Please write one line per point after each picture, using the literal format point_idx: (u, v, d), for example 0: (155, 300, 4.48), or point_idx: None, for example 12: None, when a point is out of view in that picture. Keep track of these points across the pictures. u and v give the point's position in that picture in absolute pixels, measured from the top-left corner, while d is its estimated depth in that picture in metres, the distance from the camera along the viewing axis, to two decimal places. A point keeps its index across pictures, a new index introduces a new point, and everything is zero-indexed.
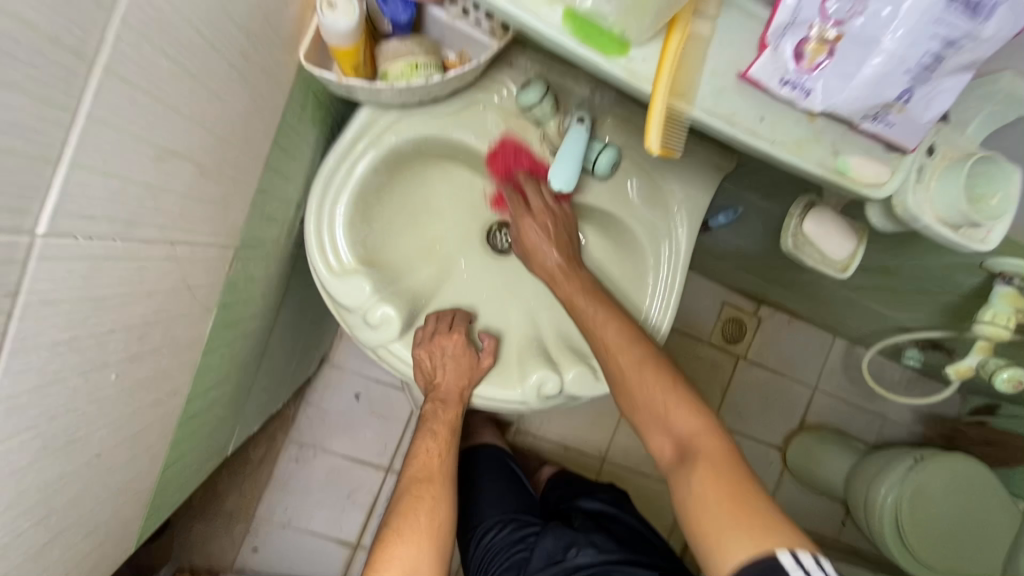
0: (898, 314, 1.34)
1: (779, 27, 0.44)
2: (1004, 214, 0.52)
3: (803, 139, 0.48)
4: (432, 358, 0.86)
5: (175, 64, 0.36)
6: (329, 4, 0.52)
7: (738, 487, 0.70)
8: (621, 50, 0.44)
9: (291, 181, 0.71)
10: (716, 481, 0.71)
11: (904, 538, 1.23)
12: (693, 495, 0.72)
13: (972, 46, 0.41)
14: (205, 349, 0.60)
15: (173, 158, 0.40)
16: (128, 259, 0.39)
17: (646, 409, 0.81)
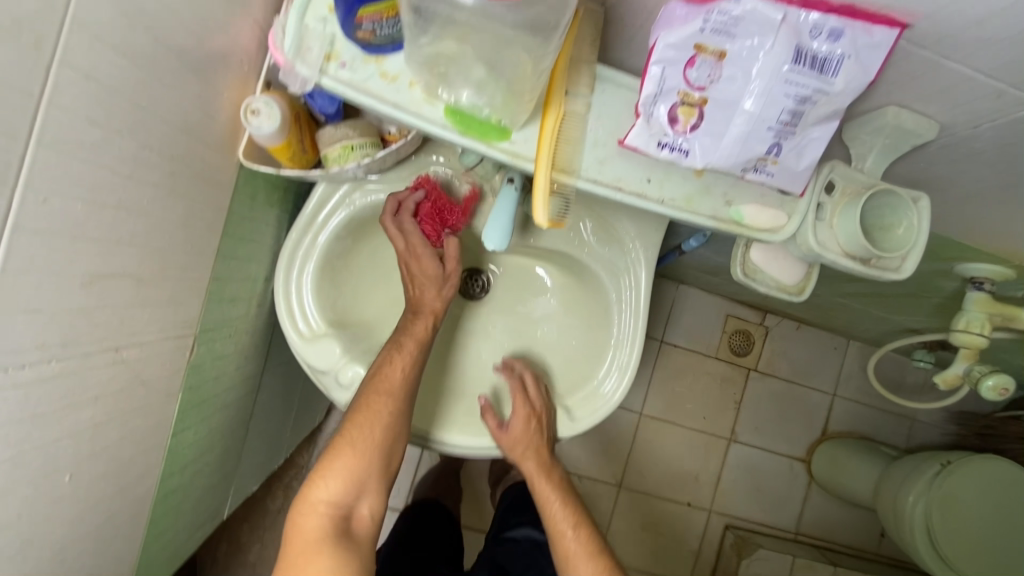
0: (903, 317, 1.27)
1: (648, 96, 0.46)
2: (917, 243, 0.52)
3: (692, 194, 0.51)
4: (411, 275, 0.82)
5: (93, 203, 0.41)
6: (253, 112, 0.57)
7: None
8: (502, 134, 0.48)
9: (253, 261, 0.76)
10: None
11: (938, 549, 1.15)
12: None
13: (827, 100, 0.43)
14: (175, 431, 0.65)
15: (104, 279, 0.45)
16: (68, 377, 0.44)
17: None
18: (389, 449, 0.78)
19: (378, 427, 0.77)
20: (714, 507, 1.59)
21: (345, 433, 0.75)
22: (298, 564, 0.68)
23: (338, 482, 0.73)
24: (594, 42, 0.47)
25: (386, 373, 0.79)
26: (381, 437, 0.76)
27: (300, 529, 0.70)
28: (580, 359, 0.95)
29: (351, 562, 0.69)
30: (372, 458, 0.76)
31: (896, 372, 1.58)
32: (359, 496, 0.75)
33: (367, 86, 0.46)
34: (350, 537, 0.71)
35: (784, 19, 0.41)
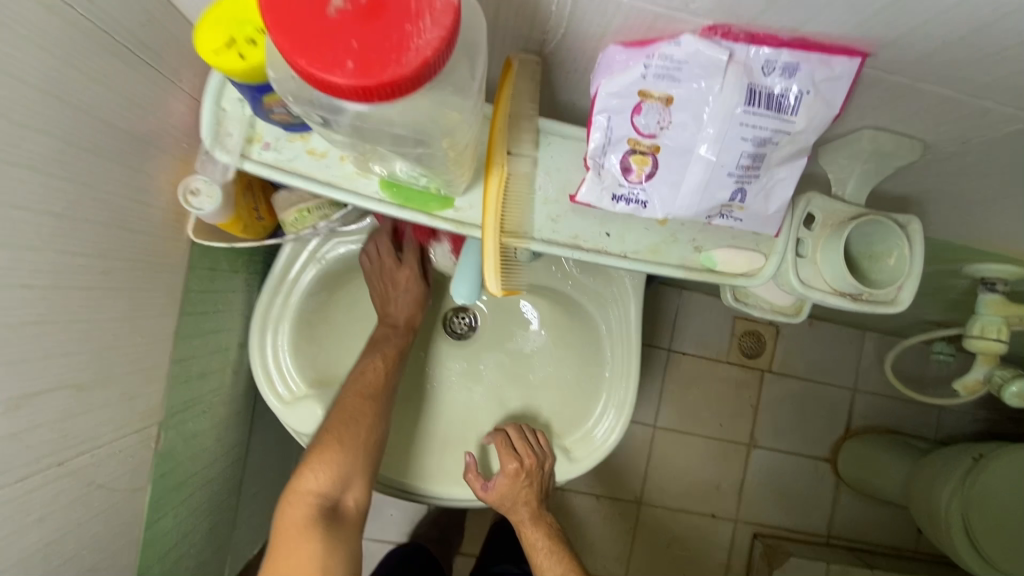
0: (920, 312, 1.18)
1: (596, 148, 0.42)
2: (911, 273, 0.47)
3: (657, 243, 0.47)
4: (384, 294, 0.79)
5: (6, 325, 0.39)
6: (192, 193, 0.54)
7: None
8: (444, 203, 0.45)
9: (222, 330, 0.73)
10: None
11: (982, 551, 1.08)
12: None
13: (790, 139, 0.39)
14: (149, 523, 0.62)
15: (33, 399, 0.42)
16: (5, 506, 0.42)
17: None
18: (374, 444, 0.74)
19: (365, 424, 0.73)
20: (739, 517, 1.52)
21: (331, 428, 0.71)
22: (285, 553, 0.65)
23: (326, 475, 0.69)
24: (534, 94, 0.44)
25: (372, 376, 0.76)
26: (369, 435, 0.72)
27: (288, 521, 0.67)
28: (575, 396, 0.90)
29: (337, 551, 0.67)
30: (360, 452, 0.72)
31: (917, 365, 1.51)
32: (347, 489, 0.71)
33: (294, 165, 0.43)
34: (338, 528, 0.68)
35: (731, 59, 0.37)
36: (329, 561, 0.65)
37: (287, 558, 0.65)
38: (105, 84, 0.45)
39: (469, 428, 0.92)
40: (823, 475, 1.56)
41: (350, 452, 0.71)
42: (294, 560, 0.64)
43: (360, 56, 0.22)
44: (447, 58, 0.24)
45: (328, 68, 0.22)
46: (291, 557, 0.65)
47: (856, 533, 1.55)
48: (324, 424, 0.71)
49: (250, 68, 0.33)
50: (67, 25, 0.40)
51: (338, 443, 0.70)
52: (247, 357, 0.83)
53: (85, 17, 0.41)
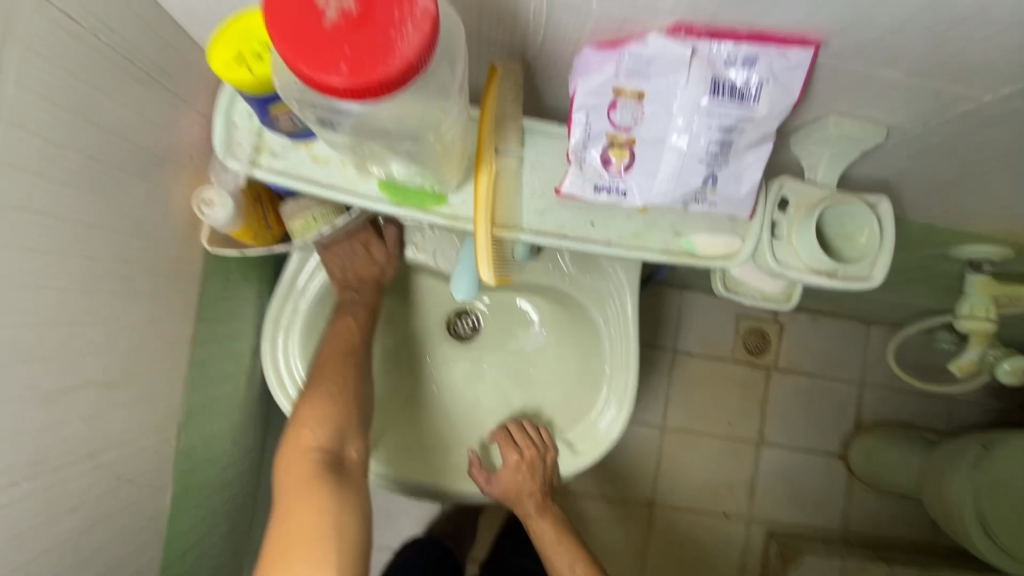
0: (919, 301, 1.19)
1: (577, 143, 0.45)
2: (882, 249, 0.50)
3: (640, 231, 0.50)
4: (338, 261, 0.80)
5: (41, 325, 0.42)
6: (205, 205, 0.58)
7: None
8: (439, 200, 0.48)
9: (235, 337, 0.77)
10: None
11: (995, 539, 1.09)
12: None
13: (754, 126, 0.42)
14: (170, 520, 0.65)
15: (65, 394, 0.46)
16: (40, 495, 0.45)
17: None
18: (363, 398, 0.75)
19: (350, 374, 0.74)
20: (752, 515, 1.52)
21: (320, 383, 0.72)
22: (295, 508, 0.64)
23: (323, 430, 0.69)
24: (518, 96, 0.48)
25: (345, 334, 0.77)
26: (356, 389, 0.73)
27: (293, 477, 0.66)
28: (577, 392, 0.92)
29: (348, 496, 0.66)
30: (353, 404, 0.72)
31: (921, 355, 1.52)
32: (346, 440, 0.71)
33: (299, 170, 0.47)
34: (346, 475, 0.68)
35: (694, 55, 0.41)
36: (341, 507, 0.65)
37: (297, 510, 0.64)
38: (127, 105, 0.49)
39: (476, 425, 0.94)
40: (834, 470, 1.56)
41: (343, 405, 0.72)
42: (306, 509, 0.64)
43: (353, 62, 0.26)
44: (428, 59, 0.28)
45: (323, 72, 0.26)
46: (302, 508, 0.64)
47: (873, 529, 1.55)
48: (308, 384, 0.72)
49: (259, 80, 0.36)
50: (92, 51, 0.44)
51: (331, 398, 0.72)
52: (260, 365, 0.86)
53: (108, 45, 0.46)
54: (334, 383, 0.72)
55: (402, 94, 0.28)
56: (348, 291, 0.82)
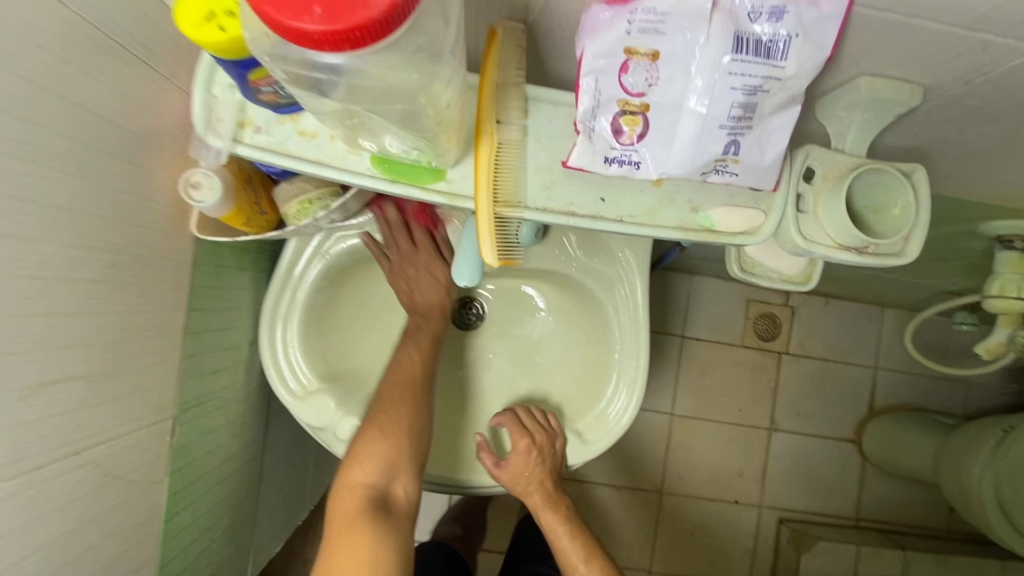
0: (938, 281, 1.15)
1: (586, 111, 0.42)
2: (917, 221, 0.46)
3: (654, 206, 0.46)
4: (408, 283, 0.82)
5: (14, 316, 0.40)
6: (192, 186, 0.55)
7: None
8: (436, 176, 0.45)
9: (231, 328, 0.74)
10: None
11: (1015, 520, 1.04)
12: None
13: (781, 86, 0.39)
14: (168, 517, 0.63)
15: (45, 389, 0.43)
16: (21, 496, 0.42)
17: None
18: (419, 432, 0.75)
19: (408, 409, 0.75)
20: (765, 503, 1.49)
21: (377, 417, 0.73)
22: (340, 543, 0.66)
23: (373, 466, 0.71)
24: (520, 61, 0.44)
25: (409, 365, 0.78)
26: (415, 423, 0.74)
27: (340, 514, 0.68)
28: (586, 380, 0.89)
29: (390, 539, 0.67)
30: (407, 438, 0.73)
31: (939, 338, 1.47)
32: (394, 477, 0.71)
33: (285, 146, 0.43)
34: (391, 517, 0.69)
35: (714, 7, 0.37)
36: (383, 552, 0.66)
37: (344, 548, 0.65)
38: (101, 79, 0.46)
39: (482, 414, 0.92)
40: (848, 456, 1.53)
41: (395, 440, 0.72)
42: (350, 547, 0.65)
43: (329, 3, 0.23)
44: (414, 6, 0.24)
45: (294, 15, 0.22)
46: (347, 545, 0.65)
47: (889, 516, 1.52)
48: (369, 415, 0.73)
49: (232, 40, 0.32)
50: (59, 19, 0.41)
51: (384, 433, 0.72)
52: (258, 356, 0.83)
53: (77, 13, 0.42)
54: (391, 417, 0.73)
55: (385, 45, 0.24)
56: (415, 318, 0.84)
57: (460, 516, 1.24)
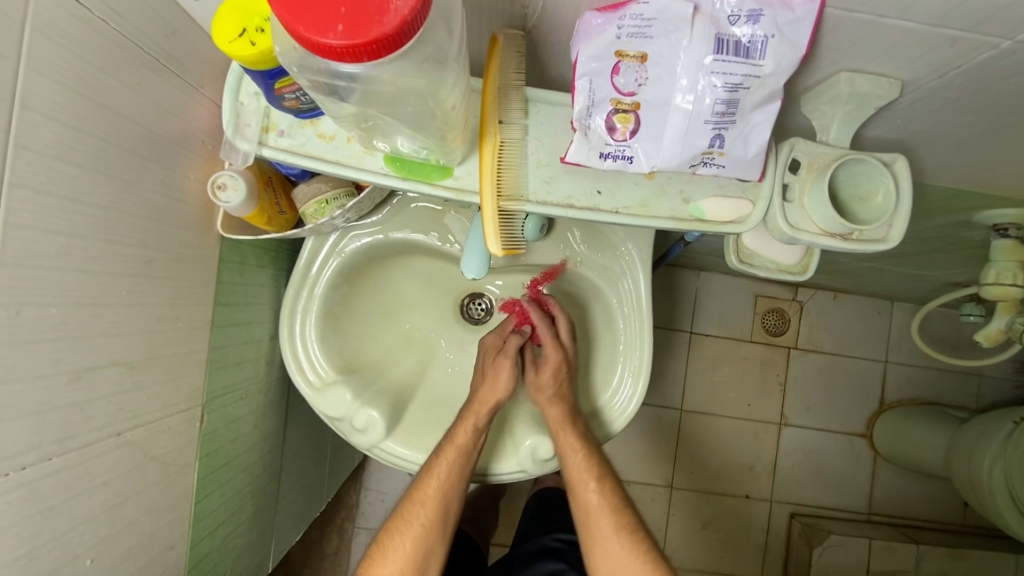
0: (942, 273, 1.16)
1: (582, 110, 0.45)
2: (898, 208, 0.49)
3: (647, 197, 0.50)
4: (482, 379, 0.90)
5: (66, 307, 0.44)
6: (219, 187, 0.60)
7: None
8: (444, 173, 0.49)
9: (254, 323, 0.78)
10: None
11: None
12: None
13: (761, 83, 0.42)
14: (198, 499, 0.67)
15: (91, 373, 0.47)
16: (70, 471, 0.46)
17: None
18: (423, 556, 0.84)
19: (420, 532, 0.84)
20: (774, 496, 1.51)
21: (388, 536, 0.84)
22: None
23: None
24: (520, 66, 0.48)
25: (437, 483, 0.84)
26: (418, 548, 0.83)
27: None
28: (592, 370, 0.92)
29: None
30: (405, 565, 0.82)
31: (948, 330, 1.48)
32: None
33: (306, 148, 0.47)
34: None
35: (696, 12, 0.40)
36: None
37: None
38: (137, 90, 0.50)
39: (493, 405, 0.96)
40: (858, 449, 1.53)
41: (395, 562, 0.82)
42: None
43: (349, 20, 0.26)
44: (422, 20, 0.27)
45: (320, 31, 0.26)
46: None
47: (901, 510, 1.52)
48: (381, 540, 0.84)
49: (260, 53, 0.36)
50: (102, 36, 0.45)
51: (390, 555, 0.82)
52: (279, 351, 0.88)
53: (117, 30, 0.47)
54: (405, 539, 0.83)
55: (397, 55, 0.28)
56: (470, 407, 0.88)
57: (472, 504, 1.28)
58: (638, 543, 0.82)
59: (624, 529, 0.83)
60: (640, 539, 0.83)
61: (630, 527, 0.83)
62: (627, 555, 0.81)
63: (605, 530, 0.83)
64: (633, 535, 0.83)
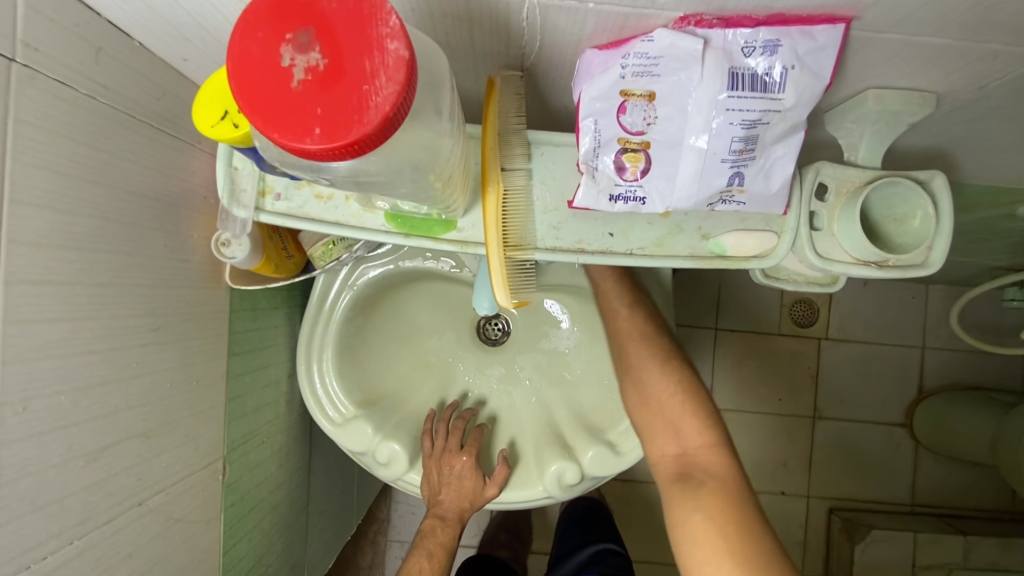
0: (984, 260, 1.09)
1: (588, 151, 0.42)
2: (939, 230, 0.45)
3: (663, 236, 0.47)
4: (440, 482, 0.88)
5: (74, 391, 0.43)
6: (224, 244, 0.58)
7: (736, 507, 0.58)
8: (447, 226, 0.46)
9: (268, 363, 0.78)
10: (720, 507, 0.58)
11: None
12: (688, 516, 0.59)
13: (782, 116, 0.38)
14: (226, 549, 0.67)
15: (107, 451, 0.47)
16: (94, 549, 0.47)
17: (656, 411, 0.67)
18: None
19: None
20: (812, 492, 1.46)
21: None
22: None
23: None
24: (519, 108, 0.45)
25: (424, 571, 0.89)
26: None
27: None
28: (616, 390, 0.90)
29: None
30: None
31: (988, 313, 1.40)
32: None
33: (304, 210, 0.46)
34: None
35: (707, 46, 0.37)
36: None
37: None
38: (131, 158, 0.49)
39: (516, 429, 0.95)
40: (899, 441, 1.47)
41: None
42: None
43: (326, 121, 0.24)
44: (407, 108, 0.25)
45: (295, 136, 0.24)
46: None
47: (946, 500, 1.46)
48: None
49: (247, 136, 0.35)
50: (91, 113, 0.44)
51: None
52: (297, 386, 0.87)
53: (105, 103, 0.46)
54: None
55: (383, 148, 0.26)
56: (433, 517, 0.90)
57: (504, 523, 1.27)
58: (680, 373, 0.67)
59: (663, 358, 0.68)
60: (680, 370, 0.67)
61: (668, 356, 0.68)
62: (666, 387, 0.66)
63: (641, 359, 0.68)
64: (675, 366, 0.68)
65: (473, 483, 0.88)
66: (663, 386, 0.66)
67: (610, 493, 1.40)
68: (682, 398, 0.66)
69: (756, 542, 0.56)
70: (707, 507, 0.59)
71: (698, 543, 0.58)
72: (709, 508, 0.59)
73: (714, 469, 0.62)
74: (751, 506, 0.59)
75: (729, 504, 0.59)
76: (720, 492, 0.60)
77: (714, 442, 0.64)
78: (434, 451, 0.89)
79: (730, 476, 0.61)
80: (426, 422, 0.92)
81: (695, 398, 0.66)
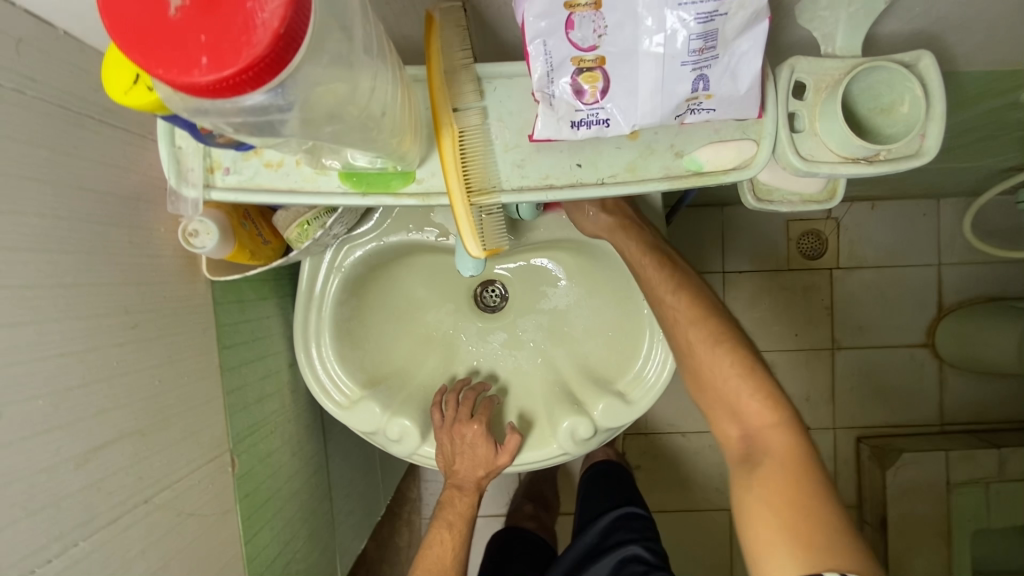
0: (990, 162, 1.04)
1: (542, 78, 0.39)
2: (932, 111, 0.41)
3: (635, 159, 0.44)
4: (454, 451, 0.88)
5: (50, 398, 0.43)
6: (191, 235, 0.56)
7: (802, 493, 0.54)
8: (406, 178, 0.44)
9: (265, 355, 0.77)
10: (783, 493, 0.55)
11: None
12: (747, 499, 0.57)
13: (738, 3, 0.35)
14: (247, 540, 0.68)
15: (99, 453, 0.47)
16: (100, 550, 0.47)
17: (710, 389, 0.63)
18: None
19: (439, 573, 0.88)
20: (838, 424, 1.44)
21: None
22: None
23: None
24: (464, 41, 0.42)
25: (448, 541, 0.90)
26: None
27: None
28: (620, 343, 0.88)
29: None
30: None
31: (1003, 220, 1.34)
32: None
33: (256, 182, 0.44)
34: None
35: None
36: None
37: None
38: (77, 154, 0.47)
39: (525, 391, 0.94)
40: (923, 362, 1.43)
41: None
42: None
43: (212, 48, 0.23)
44: (301, 29, 0.25)
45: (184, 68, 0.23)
46: None
47: (975, 414, 1.43)
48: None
49: None
50: (25, 109, 0.43)
51: None
52: (300, 376, 0.87)
53: (37, 98, 0.44)
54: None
55: (284, 74, 0.25)
56: (451, 488, 0.92)
57: (529, 493, 1.29)
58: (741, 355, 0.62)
59: (725, 341, 0.62)
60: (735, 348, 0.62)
61: (729, 338, 0.63)
62: (730, 374, 0.61)
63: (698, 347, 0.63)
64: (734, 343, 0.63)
65: (484, 450, 0.87)
66: (718, 367, 0.62)
67: (635, 448, 1.39)
68: (738, 375, 0.61)
69: (824, 538, 0.52)
70: (769, 494, 0.55)
71: (757, 524, 0.55)
72: (770, 493, 0.55)
73: (778, 452, 0.57)
74: (827, 493, 0.55)
75: (796, 491, 0.54)
76: (779, 471, 0.56)
77: (780, 420, 0.59)
78: (446, 422, 0.88)
79: (797, 464, 0.56)
80: (436, 395, 0.91)
81: (758, 377, 0.61)
